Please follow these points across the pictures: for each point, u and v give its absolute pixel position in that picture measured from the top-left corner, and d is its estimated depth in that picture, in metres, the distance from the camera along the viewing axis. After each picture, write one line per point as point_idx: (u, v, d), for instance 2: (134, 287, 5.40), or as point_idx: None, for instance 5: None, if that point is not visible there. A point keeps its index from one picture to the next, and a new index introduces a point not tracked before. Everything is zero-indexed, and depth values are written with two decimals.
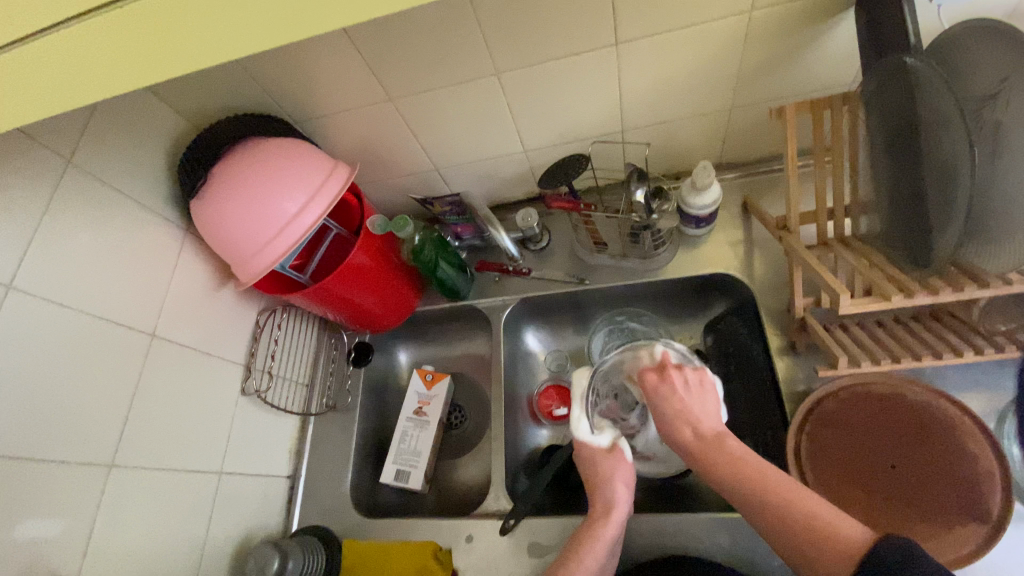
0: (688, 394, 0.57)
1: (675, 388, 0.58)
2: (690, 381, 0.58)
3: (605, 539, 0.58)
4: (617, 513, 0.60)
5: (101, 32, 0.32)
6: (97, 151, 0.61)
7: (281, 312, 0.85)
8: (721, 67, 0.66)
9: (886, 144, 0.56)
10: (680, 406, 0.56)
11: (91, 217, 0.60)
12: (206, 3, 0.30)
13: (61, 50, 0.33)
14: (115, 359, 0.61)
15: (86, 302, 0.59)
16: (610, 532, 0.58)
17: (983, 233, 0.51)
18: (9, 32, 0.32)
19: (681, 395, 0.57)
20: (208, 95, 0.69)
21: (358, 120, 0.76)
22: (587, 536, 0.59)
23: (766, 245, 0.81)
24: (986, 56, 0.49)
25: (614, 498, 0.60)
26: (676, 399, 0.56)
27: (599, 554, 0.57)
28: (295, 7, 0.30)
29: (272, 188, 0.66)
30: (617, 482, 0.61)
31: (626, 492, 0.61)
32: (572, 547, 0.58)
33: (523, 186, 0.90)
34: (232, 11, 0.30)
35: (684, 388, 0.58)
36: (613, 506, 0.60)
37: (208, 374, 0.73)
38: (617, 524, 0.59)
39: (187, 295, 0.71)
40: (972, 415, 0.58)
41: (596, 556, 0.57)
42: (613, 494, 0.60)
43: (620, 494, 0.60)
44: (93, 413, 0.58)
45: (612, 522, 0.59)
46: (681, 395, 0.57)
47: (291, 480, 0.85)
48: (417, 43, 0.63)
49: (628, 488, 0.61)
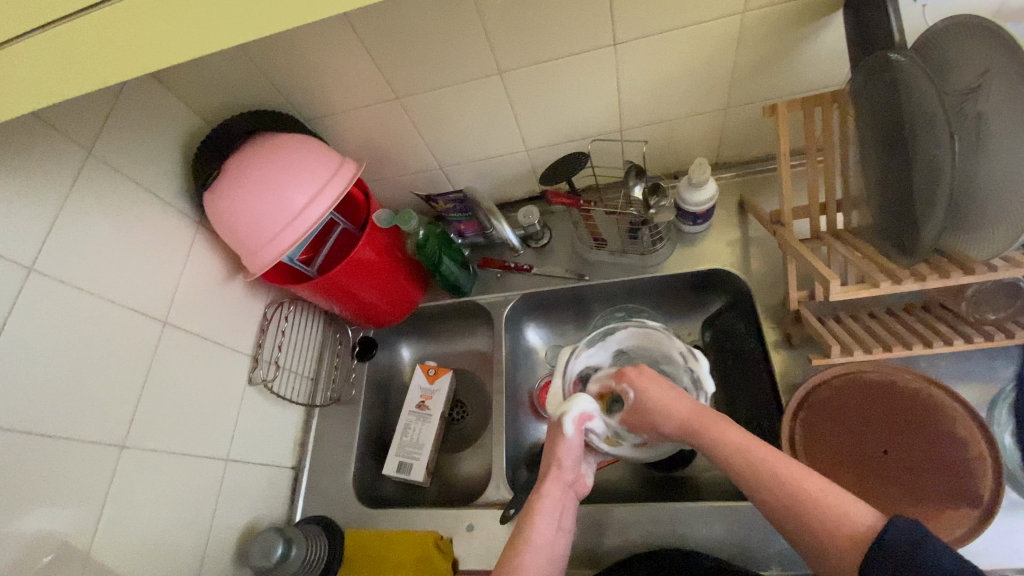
0: (663, 382, 0.61)
1: (653, 380, 0.61)
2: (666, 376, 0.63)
3: (542, 512, 0.58)
4: (555, 483, 0.61)
5: (128, 16, 0.33)
6: (116, 143, 0.64)
7: (288, 305, 0.87)
8: (715, 67, 0.69)
9: (876, 138, 0.58)
10: (660, 393, 0.60)
11: (109, 207, 0.62)
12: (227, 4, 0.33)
13: (89, 33, 0.34)
14: (128, 343, 0.63)
15: (104, 289, 0.61)
16: (543, 505, 0.59)
17: (969, 222, 0.52)
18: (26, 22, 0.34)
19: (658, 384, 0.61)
20: (223, 92, 0.73)
21: (365, 117, 0.79)
22: (528, 510, 0.59)
23: (763, 241, 0.83)
24: (968, 49, 0.51)
25: (553, 470, 0.61)
26: (655, 387, 0.60)
27: (543, 528, 0.58)
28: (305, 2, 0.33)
29: (274, 177, 0.68)
30: (560, 453, 0.62)
31: (568, 464, 0.61)
32: (519, 520, 0.59)
33: (525, 184, 0.92)
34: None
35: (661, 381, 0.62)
36: (549, 477, 0.61)
37: (216, 363, 0.75)
38: (554, 496, 0.60)
39: (198, 285, 0.73)
40: (964, 402, 0.59)
41: (537, 531, 0.57)
42: (553, 465, 0.61)
43: (564, 463, 0.61)
44: (107, 396, 0.60)
45: (550, 494, 0.60)
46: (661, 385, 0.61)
47: (295, 471, 0.87)
48: (420, 42, 0.66)
49: (570, 462, 0.61)
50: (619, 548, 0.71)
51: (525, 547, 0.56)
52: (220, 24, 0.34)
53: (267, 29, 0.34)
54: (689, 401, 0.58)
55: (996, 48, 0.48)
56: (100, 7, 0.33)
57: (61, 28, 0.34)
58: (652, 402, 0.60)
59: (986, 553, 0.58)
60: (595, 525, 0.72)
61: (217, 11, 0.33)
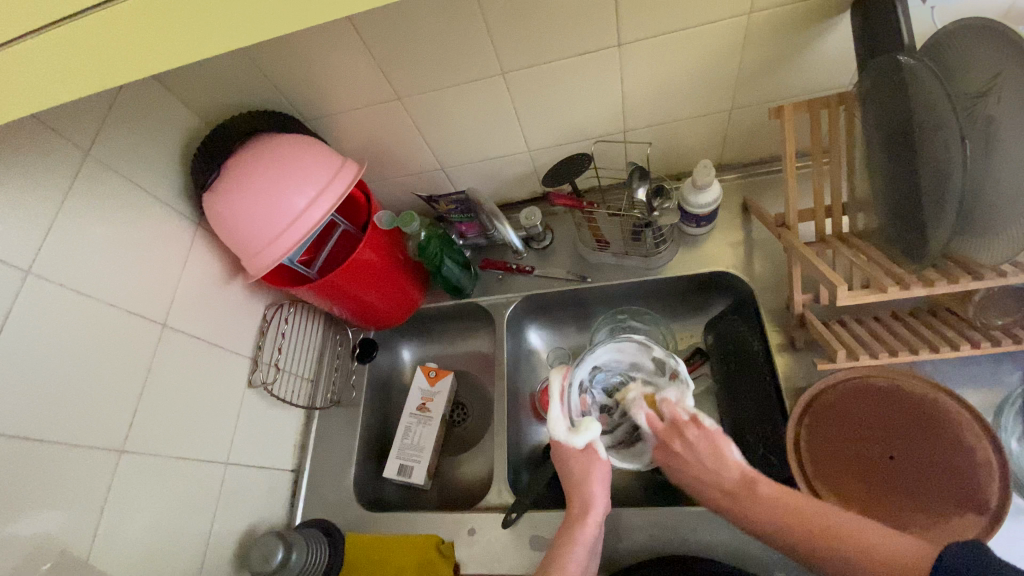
0: (700, 451, 0.60)
1: (691, 451, 0.61)
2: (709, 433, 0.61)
3: (583, 542, 0.59)
4: (594, 511, 0.61)
5: (127, 18, 0.33)
6: (113, 144, 0.63)
7: (289, 306, 0.86)
8: (721, 68, 0.68)
9: (883, 141, 0.58)
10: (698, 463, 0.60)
11: (106, 208, 0.62)
12: (230, 8, 0.32)
13: (87, 35, 0.33)
14: (126, 347, 0.62)
15: (102, 292, 0.60)
16: (587, 535, 0.60)
17: (978, 227, 0.52)
18: (20, 24, 0.33)
19: (695, 453, 0.60)
20: (223, 91, 0.72)
21: (366, 118, 0.78)
22: (569, 539, 0.59)
23: (766, 244, 0.83)
24: (979, 53, 0.50)
25: (590, 498, 0.62)
26: (693, 460, 0.60)
27: (582, 558, 0.58)
28: (311, 7, 0.32)
29: (264, 180, 0.67)
30: (595, 481, 0.63)
31: (603, 491, 0.63)
32: (557, 549, 0.59)
33: (527, 185, 0.91)
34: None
35: (693, 444, 0.61)
36: (591, 509, 0.61)
37: (216, 366, 0.74)
38: (593, 527, 0.60)
39: (198, 288, 0.73)
40: (970, 407, 0.58)
41: (579, 560, 0.58)
42: (591, 496, 0.62)
43: (598, 493, 0.62)
44: (105, 401, 0.59)
45: (589, 522, 0.61)
46: (699, 454, 0.60)
47: (295, 473, 0.86)
48: (423, 42, 0.65)
49: (604, 490, 0.63)
50: (621, 553, 0.70)
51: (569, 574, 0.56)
52: (223, 23, 0.33)
53: (273, 32, 0.34)
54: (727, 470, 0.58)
55: (1007, 51, 0.47)
56: (99, 7, 0.32)
57: (58, 32, 0.33)
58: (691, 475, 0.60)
59: None
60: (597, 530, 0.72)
61: (221, 15, 0.33)
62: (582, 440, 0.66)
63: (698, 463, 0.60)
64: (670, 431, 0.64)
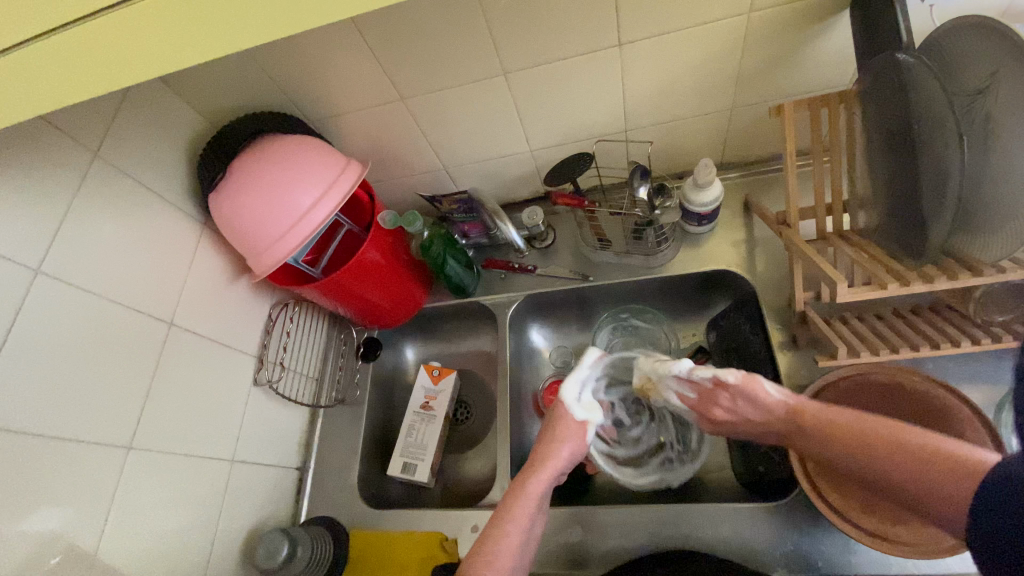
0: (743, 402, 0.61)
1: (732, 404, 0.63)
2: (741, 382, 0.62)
3: (532, 494, 0.60)
4: (550, 470, 0.62)
5: (126, 25, 0.34)
6: (122, 146, 0.64)
7: (293, 305, 0.87)
8: (721, 67, 0.69)
9: (883, 139, 0.58)
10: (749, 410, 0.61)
11: (113, 209, 0.62)
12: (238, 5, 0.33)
13: (85, 40, 0.34)
14: (133, 347, 0.63)
15: (111, 292, 0.61)
16: (537, 489, 0.60)
17: (977, 224, 0.52)
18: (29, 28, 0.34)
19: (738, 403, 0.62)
20: (229, 93, 0.73)
21: (370, 118, 0.78)
22: (522, 489, 0.60)
23: (768, 242, 0.83)
24: (977, 51, 0.51)
25: (550, 458, 0.63)
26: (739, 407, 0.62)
27: (527, 508, 0.59)
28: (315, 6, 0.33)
29: (264, 175, 0.68)
30: (563, 443, 0.64)
31: (566, 458, 0.64)
32: (510, 496, 0.60)
33: (529, 184, 0.92)
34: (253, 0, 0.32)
35: (730, 400, 0.63)
36: (546, 464, 0.62)
37: (221, 365, 0.75)
38: (544, 483, 0.61)
39: (204, 287, 0.73)
40: (973, 405, 0.58)
41: (524, 510, 0.58)
42: (553, 453, 0.63)
43: (563, 454, 0.64)
44: (112, 400, 0.60)
45: (540, 480, 0.61)
46: (739, 404, 0.62)
47: (300, 471, 0.87)
48: (425, 43, 0.66)
49: (567, 454, 0.64)
50: (624, 550, 0.70)
51: (510, 527, 0.57)
52: (219, 27, 0.34)
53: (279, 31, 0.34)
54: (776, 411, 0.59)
55: (1005, 49, 0.47)
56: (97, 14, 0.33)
57: (68, 33, 0.34)
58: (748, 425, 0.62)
59: None
60: (602, 527, 0.72)
61: (227, 15, 0.33)
62: (582, 415, 0.68)
63: (743, 419, 0.62)
64: (704, 400, 0.66)
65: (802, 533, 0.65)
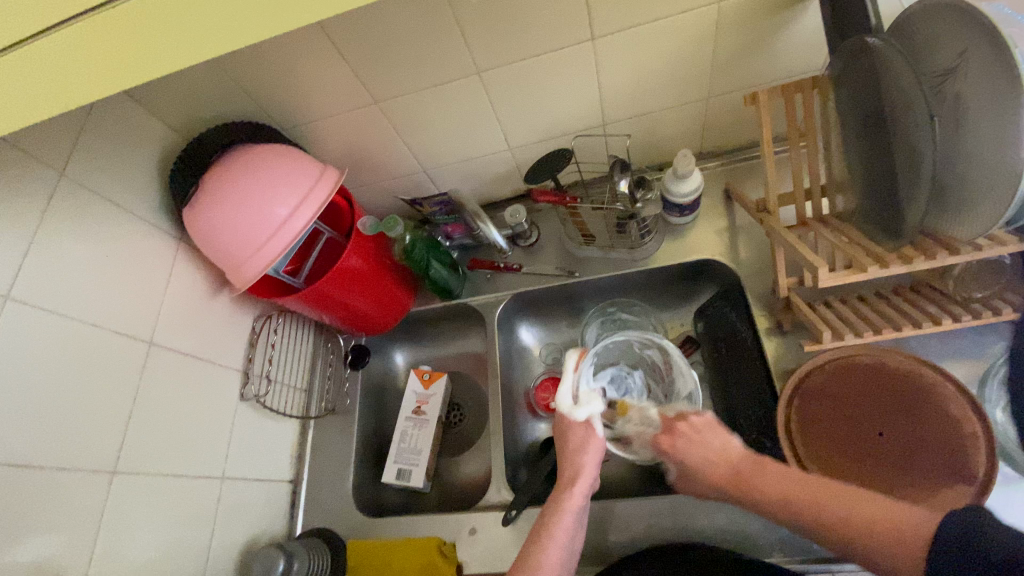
0: (695, 450, 0.61)
1: (687, 441, 0.62)
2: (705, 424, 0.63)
3: (570, 509, 0.59)
4: (582, 482, 0.62)
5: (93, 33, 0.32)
6: (89, 164, 0.62)
7: (277, 317, 0.86)
8: (695, 57, 0.68)
9: (857, 120, 0.58)
10: (696, 454, 0.61)
11: (82, 229, 0.61)
12: (203, 15, 0.32)
13: (46, 49, 0.33)
14: (112, 368, 0.62)
15: (84, 313, 0.60)
16: (573, 503, 0.60)
17: (954, 201, 0.52)
18: None
19: (693, 444, 0.62)
20: (198, 104, 0.71)
21: (344, 123, 0.77)
22: (557, 506, 0.60)
23: (750, 229, 0.83)
24: (944, 32, 0.51)
25: (580, 467, 0.63)
26: (692, 448, 0.61)
27: (569, 523, 0.58)
28: (281, 12, 0.32)
29: (245, 186, 0.67)
30: (589, 452, 0.64)
31: (594, 464, 0.63)
32: (544, 516, 0.59)
33: (510, 182, 0.91)
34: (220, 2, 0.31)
35: (690, 435, 0.63)
36: (578, 476, 0.62)
37: (204, 381, 0.73)
38: (580, 496, 0.61)
39: (183, 303, 0.72)
40: (955, 380, 0.59)
41: (566, 527, 0.58)
42: (581, 465, 0.63)
43: (590, 463, 0.63)
44: (93, 423, 0.59)
45: (576, 493, 0.61)
46: (695, 443, 0.62)
47: (293, 484, 0.86)
48: (396, 45, 0.65)
49: (596, 464, 0.63)
50: (622, 543, 0.71)
51: (551, 543, 0.56)
52: (189, 32, 0.33)
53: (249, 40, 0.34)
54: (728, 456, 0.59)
55: (972, 27, 0.48)
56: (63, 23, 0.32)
57: (26, 49, 0.33)
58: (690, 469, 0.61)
59: None
60: (599, 522, 0.72)
61: (194, 25, 0.32)
62: (582, 414, 0.67)
63: (693, 459, 0.61)
64: (669, 428, 0.65)
65: None
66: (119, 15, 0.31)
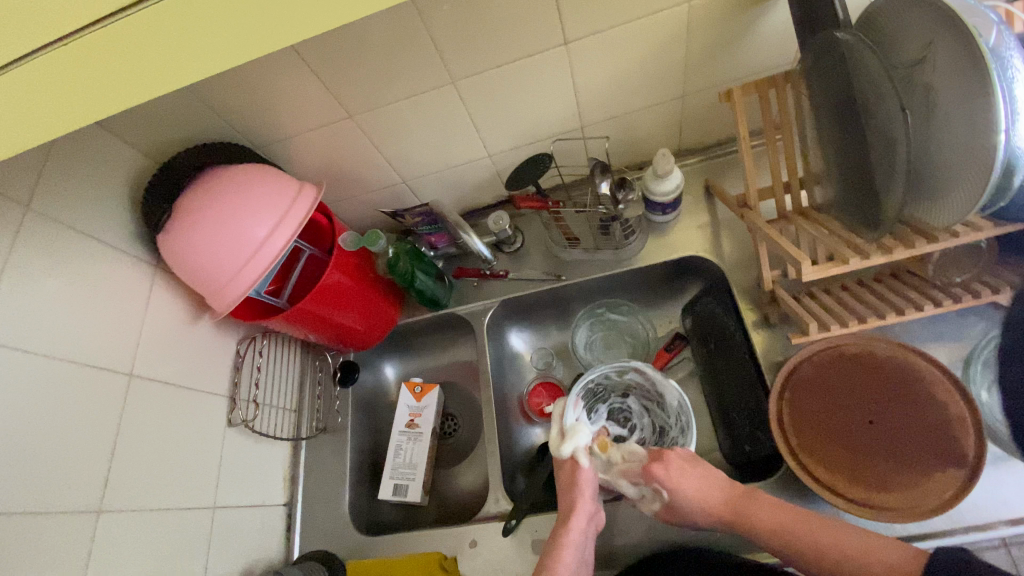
0: (691, 482, 0.61)
1: (678, 471, 0.62)
2: (687, 457, 0.64)
3: (571, 544, 0.60)
4: (580, 516, 0.62)
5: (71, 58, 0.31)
6: (56, 195, 0.60)
7: (261, 338, 0.84)
8: (669, 56, 0.69)
9: (830, 113, 0.59)
10: (688, 489, 0.61)
11: (52, 263, 0.59)
12: (178, 39, 0.31)
13: (20, 78, 0.32)
14: (91, 403, 0.60)
15: (59, 350, 0.58)
16: (572, 537, 0.61)
17: (929, 189, 0.53)
18: None
19: (684, 477, 0.62)
20: (167, 127, 0.69)
21: (319, 138, 0.76)
22: (558, 540, 0.61)
23: (732, 224, 0.84)
24: (910, 24, 0.52)
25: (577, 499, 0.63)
26: (684, 479, 0.61)
27: (571, 560, 0.59)
28: (260, 33, 0.32)
29: (218, 203, 0.65)
30: (583, 485, 0.64)
31: (591, 496, 0.64)
32: (548, 550, 0.60)
33: (492, 189, 0.91)
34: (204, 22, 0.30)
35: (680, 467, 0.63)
36: (575, 510, 0.62)
37: (189, 410, 0.72)
38: (580, 529, 0.61)
39: (163, 332, 0.70)
40: (940, 365, 0.60)
41: (568, 563, 0.59)
42: (578, 498, 0.63)
43: (589, 494, 0.64)
44: (75, 463, 0.57)
45: (575, 528, 0.61)
46: (682, 476, 0.62)
47: (288, 507, 0.84)
48: (368, 59, 0.64)
49: (590, 495, 0.64)
50: (624, 546, 0.70)
51: None
52: (172, 54, 0.32)
53: (227, 60, 0.33)
54: (714, 490, 0.60)
55: (937, 19, 0.48)
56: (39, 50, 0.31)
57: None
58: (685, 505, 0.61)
59: (973, 507, 0.60)
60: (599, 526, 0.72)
61: (170, 50, 0.32)
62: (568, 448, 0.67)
63: (687, 493, 0.61)
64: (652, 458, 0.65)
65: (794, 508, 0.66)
66: (91, 44, 0.31)
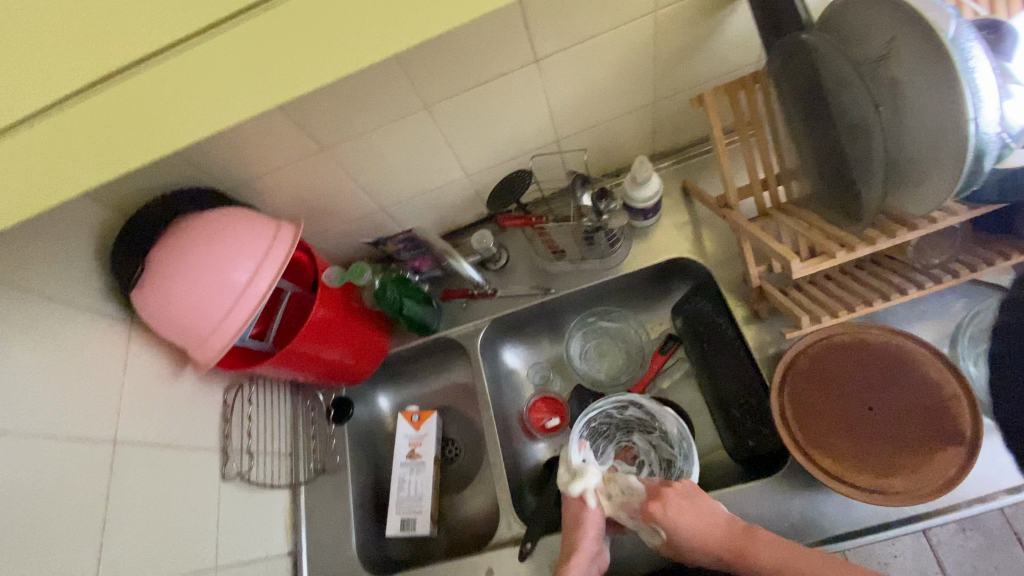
0: (693, 519, 0.60)
1: (678, 508, 0.61)
2: (690, 491, 0.63)
3: None
4: (580, 557, 0.63)
5: (65, 129, 0.32)
6: (18, 261, 0.57)
7: (248, 385, 0.81)
8: (638, 66, 0.69)
9: (801, 111, 0.60)
10: (689, 526, 0.60)
11: (20, 334, 0.55)
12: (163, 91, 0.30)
13: (19, 157, 0.32)
14: (75, 479, 0.56)
15: (35, 426, 0.54)
16: None
17: (904, 179, 0.54)
18: None
19: (687, 513, 0.61)
20: (131, 177, 0.66)
21: (291, 174, 0.74)
22: None
23: (713, 222, 0.85)
24: (872, 21, 0.53)
25: (578, 542, 0.64)
26: (684, 516, 0.60)
27: None
28: (243, 78, 0.30)
29: (188, 247, 0.63)
30: (586, 528, 0.65)
31: (593, 539, 0.65)
32: None
33: (472, 208, 0.90)
34: (185, 74, 0.30)
35: (683, 501, 0.62)
36: (577, 550, 0.64)
37: (180, 470, 0.68)
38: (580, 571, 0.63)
39: (144, 392, 0.67)
40: (929, 345, 0.62)
41: None
42: (579, 538, 0.64)
43: (591, 536, 0.64)
44: (65, 545, 0.54)
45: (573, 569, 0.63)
46: (685, 511, 0.61)
47: (293, 556, 0.81)
48: (337, 92, 0.63)
49: (595, 537, 0.65)
50: (642, 557, 0.70)
51: None
52: (155, 105, 0.31)
53: (205, 113, 0.31)
54: (715, 525, 0.59)
55: (899, 15, 0.50)
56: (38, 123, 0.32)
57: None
58: (687, 544, 0.60)
59: (974, 480, 0.61)
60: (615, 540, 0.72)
61: (153, 103, 0.31)
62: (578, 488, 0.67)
63: (688, 532, 0.60)
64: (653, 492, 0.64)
65: (805, 500, 0.66)
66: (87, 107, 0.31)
